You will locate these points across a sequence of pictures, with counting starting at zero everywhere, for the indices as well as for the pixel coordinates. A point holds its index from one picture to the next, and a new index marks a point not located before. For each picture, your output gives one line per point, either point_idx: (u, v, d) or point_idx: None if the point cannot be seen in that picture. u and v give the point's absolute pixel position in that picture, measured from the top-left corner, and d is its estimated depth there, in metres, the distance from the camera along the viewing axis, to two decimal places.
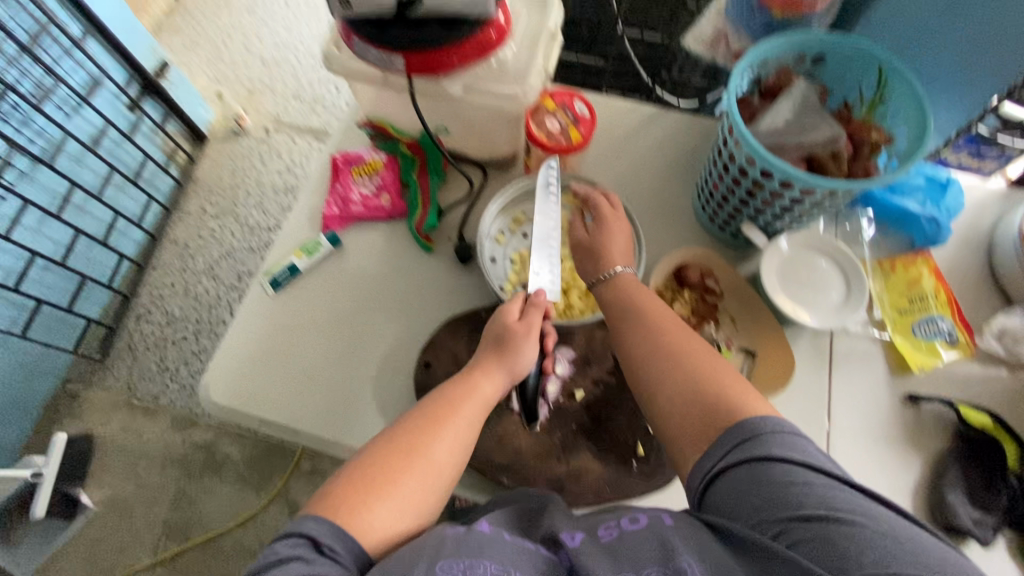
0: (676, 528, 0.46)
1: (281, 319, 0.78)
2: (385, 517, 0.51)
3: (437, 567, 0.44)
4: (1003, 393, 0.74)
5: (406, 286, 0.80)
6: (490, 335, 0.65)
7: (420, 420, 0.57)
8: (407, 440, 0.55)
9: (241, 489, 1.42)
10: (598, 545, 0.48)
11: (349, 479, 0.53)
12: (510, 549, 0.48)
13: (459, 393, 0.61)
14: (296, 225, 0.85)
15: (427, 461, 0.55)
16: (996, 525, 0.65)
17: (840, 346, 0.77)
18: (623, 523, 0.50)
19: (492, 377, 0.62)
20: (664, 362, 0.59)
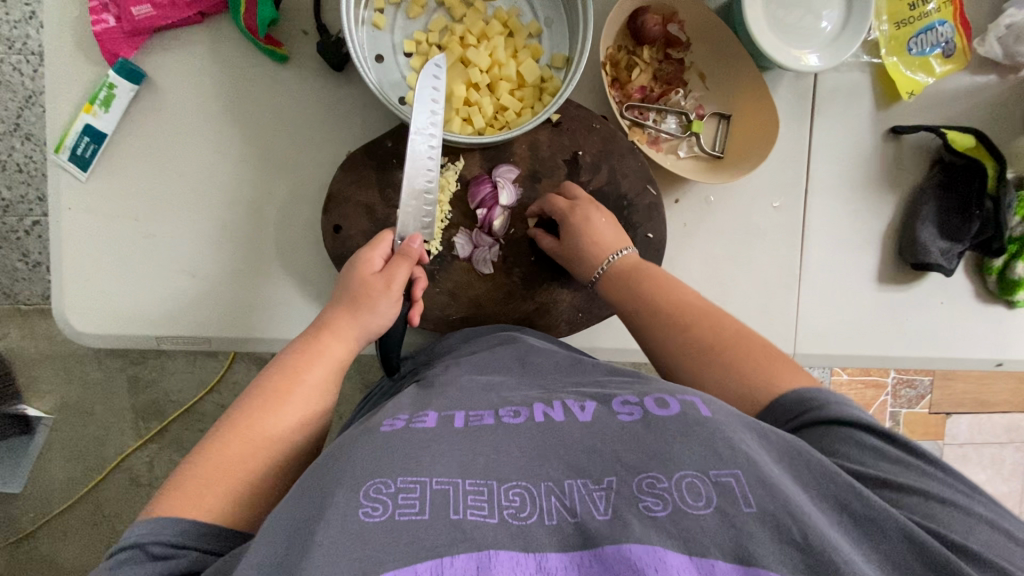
0: (714, 425, 0.35)
1: (119, 211, 0.57)
2: (234, 502, 0.39)
3: (361, 496, 0.31)
4: (990, 105, 0.66)
5: (271, 120, 0.57)
6: (342, 286, 0.51)
7: (256, 399, 0.44)
8: (243, 417, 0.43)
9: (195, 358, 1.32)
10: (619, 425, 0.36)
11: (173, 482, 0.39)
12: (466, 441, 0.35)
13: (303, 357, 0.48)
14: (62, 61, 0.55)
15: (277, 434, 0.43)
16: (962, 251, 0.64)
17: (824, 85, 0.64)
18: (647, 403, 0.38)
19: (343, 332, 0.49)
20: (696, 354, 0.47)
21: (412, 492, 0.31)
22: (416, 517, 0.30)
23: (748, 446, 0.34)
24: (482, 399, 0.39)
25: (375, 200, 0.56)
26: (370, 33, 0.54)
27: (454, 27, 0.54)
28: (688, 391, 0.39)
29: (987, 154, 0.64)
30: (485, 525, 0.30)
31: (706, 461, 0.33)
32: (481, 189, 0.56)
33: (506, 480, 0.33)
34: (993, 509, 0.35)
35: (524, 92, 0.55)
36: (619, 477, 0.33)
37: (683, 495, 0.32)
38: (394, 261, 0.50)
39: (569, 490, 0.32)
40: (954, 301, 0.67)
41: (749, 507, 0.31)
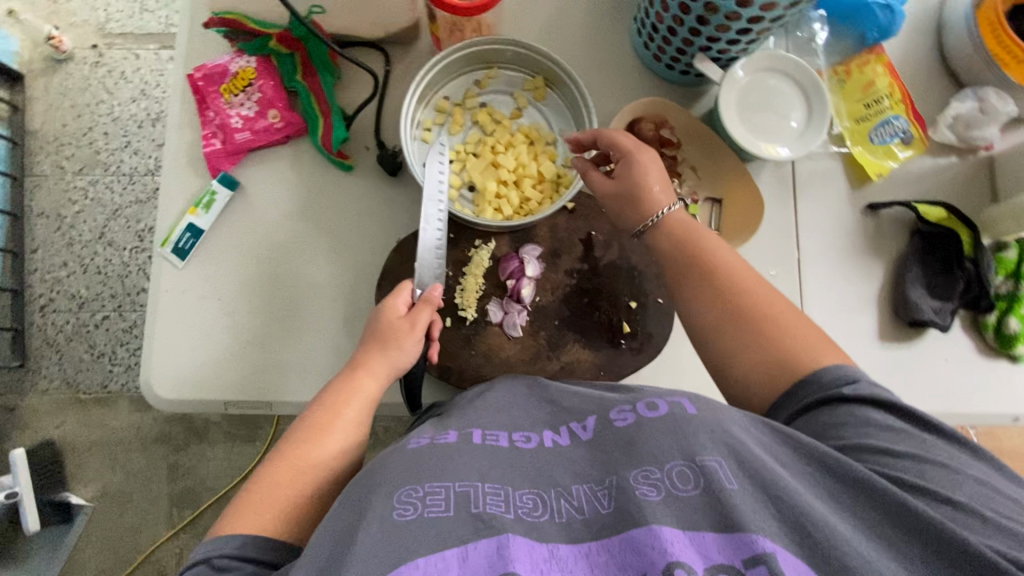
0: (700, 420, 0.42)
1: (202, 290, 0.68)
2: (287, 517, 0.47)
3: (394, 500, 0.38)
4: (955, 182, 0.75)
5: (336, 216, 0.69)
6: (368, 328, 0.59)
7: (301, 428, 0.53)
8: (290, 448, 0.51)
9: (235, 445, 1.39)
10: (615, 431, 0.44)
11: (237, 503, 0.48)
12: (485, 455, 0.43)
13: (339, 394, 0.55)
14: (175, 175, 0.70)
15: (318, 459, 0.51)
16: (954, 309, 0.70)
17: (802, 172, 0.74)
18: (640, 408, 0.45)
19: (375, 369, 0.57)
20: (744, 332, 0.53)
21: (438, 495, 0.39)
22: (443, 514, 0.38)
23: (730, 433, 0.41)
24: (496, 423, 0.47)
25: None
26: (420, 146, 0.67)
27: (486, 138, 0.68)
28: (677, 393, 0.46)
29: (961, 224, 0.71)
30: (504, 518, 0.38)
31: (691, 451, 0.41)
32: (510, 264, 0.66)
33: (519, 487, 0.41)
34: (967, 461, 0.43)
35: (544, 186, 0.66)
36: (619, 474, 0.41)
37: (674, 481, 0.39)
38: (417, 307, 0.59)
39: (576, 493, 0.41)
40: (958, 357, 0.71)
41: (732, 485, 0.38)
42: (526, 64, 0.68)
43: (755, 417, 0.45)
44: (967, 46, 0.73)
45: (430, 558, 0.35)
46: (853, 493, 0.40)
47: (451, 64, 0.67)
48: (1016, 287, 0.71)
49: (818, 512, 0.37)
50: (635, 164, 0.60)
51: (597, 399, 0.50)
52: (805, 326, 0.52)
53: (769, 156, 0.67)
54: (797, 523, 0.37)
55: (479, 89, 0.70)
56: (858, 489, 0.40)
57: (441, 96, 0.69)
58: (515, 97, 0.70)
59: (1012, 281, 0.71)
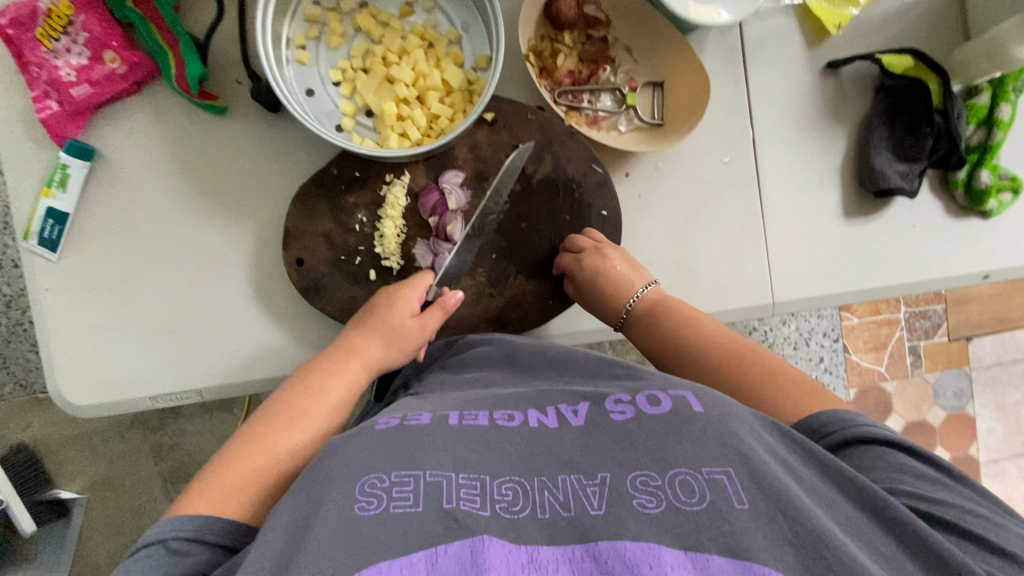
0: (708, 419, 0.39)
1: (99, 278, 0.59)
2: (258, 498, 0.44)
3: (357, 489, 0.35)
4: (922, 21, 0.66)
5: (221, 171, 0.59)
6: (369, 311, 0.55)
7: (274, 418, 0.48)
8: (265, 432, 0.47)
9: (212, 417, 1.36)
10: (612, 423, 0.40)
11: (200, 487, 0.44)
12: (463, 438, 0.39)
13: (320, 380, 0.52)
14: (14, 150, 0.58)
15: (297, 443, 0.47)
16: (921, 171, 0.64)
17: (750, 35, 0.64)
18: (640, 401, 0.42)
19: (366, 356, 0.54)
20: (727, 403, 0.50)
21: (406, 486, 0.35)
22: (410, 508, 0.34)
23: (741, 441, 0.38)
24: (476, 403, 0.44)
25: (332, 230, 0.58)
26: (297, 70, 0.56)
27: (374, 47, 0.56)
28: (681, 385, 0.43)
29: (930, 71, 0.63)
30: (477, 515, 0.34)
31: (698, 460, 0.37)
32: (430, 199, 0.58)
33: (500, 476, 0.37)
34: (972, 496, 0.40)
35: (453, 97, 0.56)
36: (613, 473, 0.37)
37: (677, 492, 0.36)
38: (428, 310, 0.56)
39: (562, 485, 0.36)
40: (927, 222, 0.66)
41: (742, 503, 0.35)
42: None
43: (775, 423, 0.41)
44: None
45: (393, 563, 0.31)
46: (866, 513, 0.37)
47: None
48: (990, 135, 0.65)
49: (839, 542, 0.34)
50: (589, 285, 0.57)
51: (594, 386, 0.46)
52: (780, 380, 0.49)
53: (706, 20, 0.57)
54: (817, 550, 0.33)
55: None
56: (869, 510, 0.37)
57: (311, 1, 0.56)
58: None
59: (985, 128, 0.65)
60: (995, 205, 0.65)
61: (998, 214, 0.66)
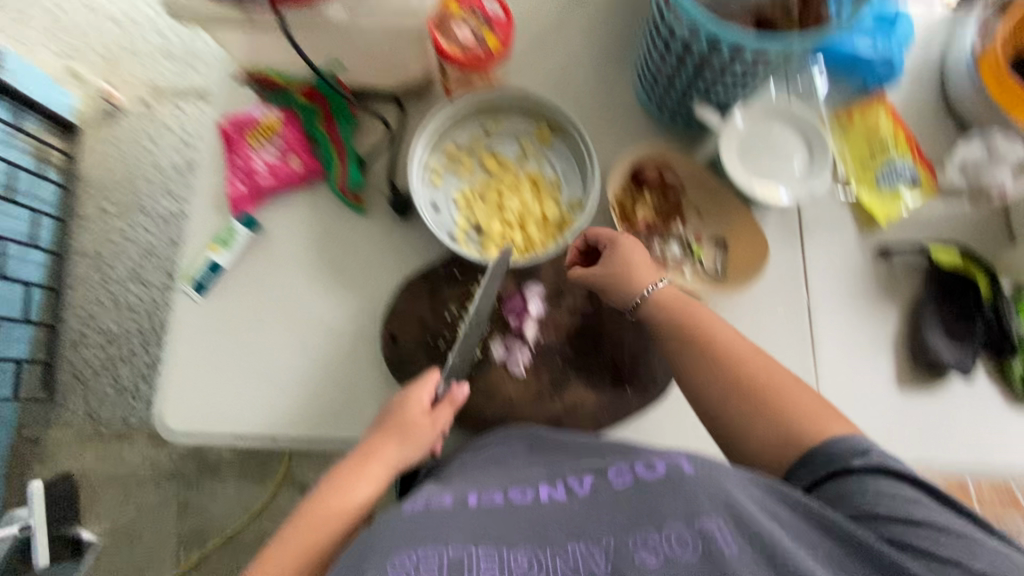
0: (697, 478, 0.45)
1: (226, 324, 0.70)
2: None
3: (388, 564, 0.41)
4: (968, 226, 0.74)
5: (348, 255, 0.72)
6: (389, 412, 0.61)
7: (305, 515, 0.56)
8: (297, 530, 0.55)
9: (244, 484, 1.39)
10: (614, 493, 0.47)
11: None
12: (480, 517, 0.47)
13: (345, 480, 0.58)
14: (201, 215, 0.74)
15: (322, 546, 0.55)
16: (974, 356, 0.67)
17: (809, 215, 0.74)
18: (638, 468, 0.48)
19: (385, 458, 0.59)
20: (753, 404, 0.55)
21: (431, 561, 0.42)
22: None
23: (729, 494, 0.44)
24: (495, 483, 0.51)
25: (426, 317, 0.67)
26: (429, 189, 0.70)
27: (493, 182, 0.71)
28: (676, 453, 0.49)
29: (978, 268, 0.69)
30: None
31: (692, 513, 0.44)
32: (513, 302, 0.67)
33: (514, 546, 0.44)
34: (950, 515, 0.46)
35: (548, 228, 0.68)
36: (615, 537, 0.44)
37: (673, 545, 0.43)
38: (439, 406, 0.61)
39: (571, 553, 0.44)
40: (984, 407, 0.68)
41: (731, 548, 0.42)
42: (538, 111, 0.71)
43: (760, 477, 0.47)
44: (972, 93, 0.73)
45: None
46: (843, 547, 0.43)
47: (459, 112, 0.70)
48: None
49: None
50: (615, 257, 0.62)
51: (599, 458, 0.53)
52: (803, 395, 0.55)
53: (768, 198, 0.68)
54: None
55: (486, 134, 0.72)
56: (847, 544, 0.43)
57: (450, 141, 0.72)
58: (522, 142, 0.72)
59: None
60: None
61: None
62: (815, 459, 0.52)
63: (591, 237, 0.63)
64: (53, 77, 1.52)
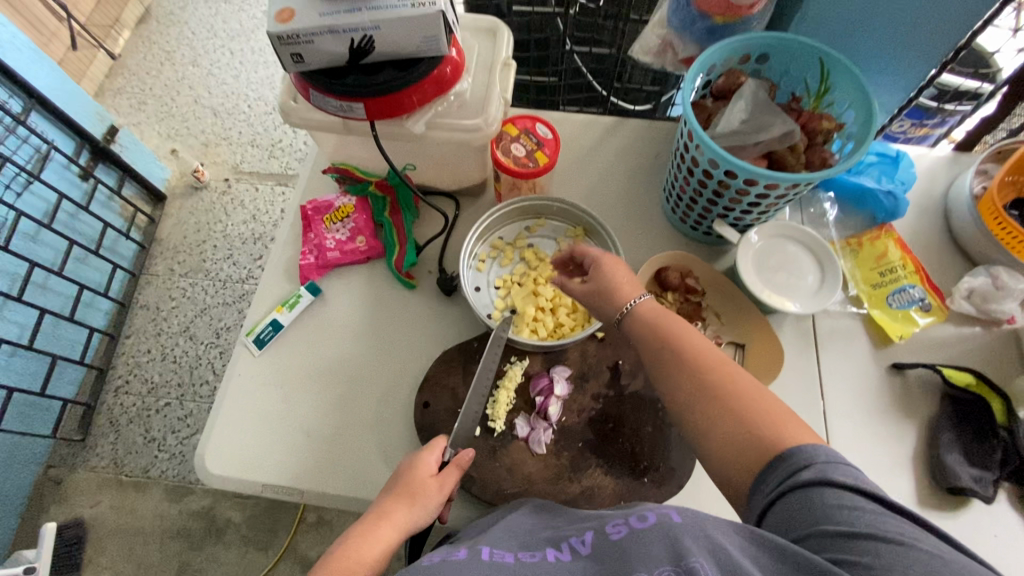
0: (685, 525, 0.46)
1: (277, 378, 0.77)
2: None
3: None
4: (981, 351, 0.77)
5: (394, 325, 0.80)
6: (399, 479, 0.62)
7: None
8: None
9: (247, 551, 1.37)
10: (609, 543, 0.49)
11: None
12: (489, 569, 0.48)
13: (358, 544, 0.57)
14: (272, 279, 0.84)
15: None
16: (996, 480, 0.67)
17: (823, 327, 0.79)
18: (632, 521, 0.50)
19: (397, 519, 0.59)
20: (719, 412, 0.54)
21: None
22: None
23: (711, 539, 0.44)
24: (509, 545, 0.53)
25: (458, 387, 0.73)
26: (474, 273, 0.80)
27: (531, 271, 0.79)
28: (666, 508, 0.50)
29: (993, 391, 0.71)
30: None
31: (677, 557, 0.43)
32: (540, 381, 0.72)
33: None
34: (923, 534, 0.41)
35: (577, 315, 0.75)
36: None
37: None
38: (446, 469, 0.63)
39: None
40: (1010, 536, 0.66)
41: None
42: (577, 215, 0.81)
43: (737, 523, 0.46)
44: (973, 229, 0.80)
45: None
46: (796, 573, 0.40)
47: (508, 212, 0.81)
48: None
49: None
50: (600, 270, 0.67)
51: (597, 520, 0.54)
52: (773, 403, 0.53)
53: (778, 305, 0.74)
54: None
55: (529, 233, 0.83)
56: (805, 572, 0.40)
57: (497, 235, 0.82)
58: (559, 241, 0.82)
59: None
60: None
61: None
62: (777, 466, 0.48)
63: (579, 251, 0.70)
64: (156, 154, 1.77)
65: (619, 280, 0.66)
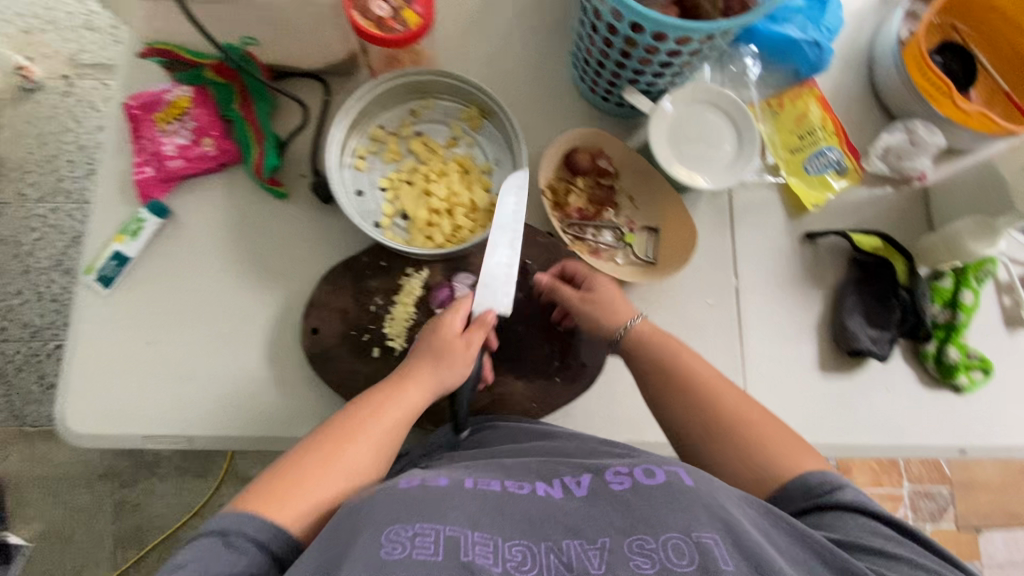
0: (696, 492, 0.44)
1: (136, 319, 0.66)
2: (309, 512, 0.47)
3: (382, 534, 0.40)
4: (891, 211, 0.76)
5: (267, 244, 0.68)
6: (426, 337, 0.58)
7: (335, 429, 0.52)
8: (324, 446, 0.50)
9: (186, 480, 1.34)
10: (610, 491, 0.45)
11: (264, 482, 0.48)
12: (475, 502, 0.44)
13: (380, 401, 0.54)
14: (105, 201, 0.68)
15: (349, 461, 0.50)
16: (892, 338, 0.70)
17: (740, 201, 0.75)
18: (636, 473, 0.47)
19: (422, 381, 0.55)
20: (724, 433, 0.55)
21: (428, 537, 0.40)
22: (430, 558, 0.39)
23: (727, 512, 0.43)
24: (488, 470, 0.49)
25: (350, 308, 0.65)
26: (353, 173, 0.67)
27: (421, 166, 0.68)
28: (675, 463, 0.48)
29: (896, 252, 0.71)
30: (490, 569, 0.39)
31: (687, 525, 0.42)
32: (440, 292, 0.65)
33: (510, 538, 0.42)
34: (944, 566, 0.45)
35: (477, 215, 0.66)
36: (612, 537, 0.42)
37: (669, 555, 0.41)
38: (471, 328, 0.58)
39: (566, 548, 0.41)
40: (898, 387, 0.70)
41: (728, 565, 0.40)
42: (466, 91, 0.67)
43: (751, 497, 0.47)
44: (896, 80, 0.74)
45: None
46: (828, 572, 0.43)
47: (385, 94, 0.67)
48: (955, 316, 0.71)
49: None
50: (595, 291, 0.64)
51: (593, 460, 0.51)
52: (778, 429, 0.54)
53: (688, 182, 0.68)
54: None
55: (415, 118, 0.70)
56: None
57: (376, 124, 0.69)
58: (451, 127, 0.70)
59: (951, 309, 0.71)
60: (965, 380, 0.70)
61: (970, 391, 0.70)
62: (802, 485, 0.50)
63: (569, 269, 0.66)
64: None
65: (613, 299, 0.63)
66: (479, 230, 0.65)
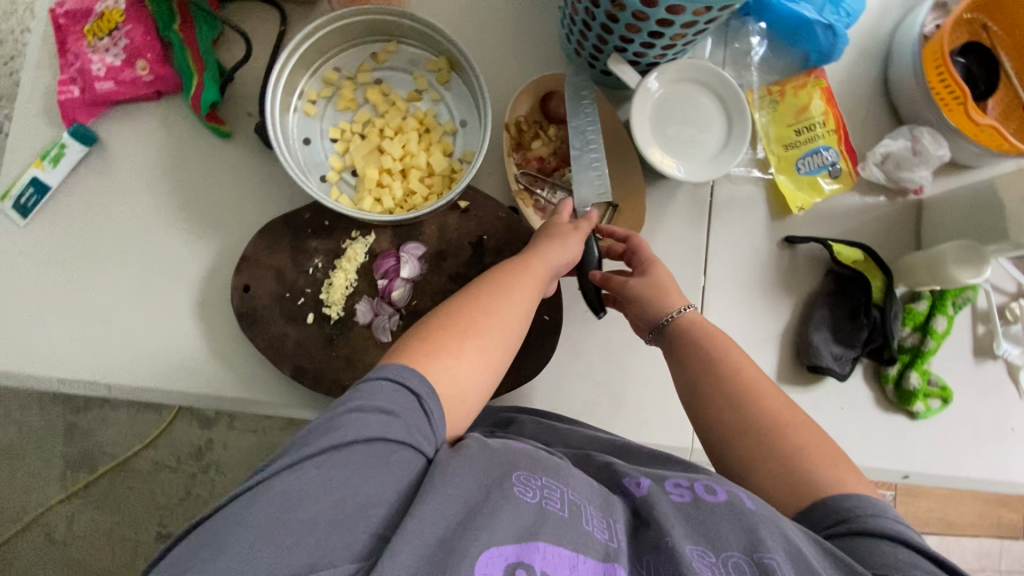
0: (760, 516, 0.40)
1: (54, 255, 0.61)
2: (472, 369, 0.46)
3: (516, 477, 0.41)
4: (880, 222, 0.71)
5: (204, 187, 0.63)
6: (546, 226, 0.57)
7: (480, 295, 0.50)
8: (474, 311, 0.49)
9: (139, 412, 1.32)
10: (672, 503, 0.42)
11: (418, 340, 0.46)
12: (588, 486, 0.44)
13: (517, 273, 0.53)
14: (25, 120, 0.62)
15: (502, 327, 0.49)
16: (855, 357, 0.67)
17: (722, 194, 0.70)
18: (697, 488, 0.43)
19: (554, 254, 0.54)
20: (777, 466, 0.47)
21: (553, 493, 0.41)
22: (560, 512, 0.40)
23: (788, 534, 0.39)
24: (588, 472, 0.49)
25: (286, 268, 0.60)
26: (301, 119, 0.61)
27: (378, 119, 0.62)
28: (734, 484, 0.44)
29: (877, 269, 0.67)
30: (610, 546, 0.39)
31: (753, 546, 0.38)
32: (385, 262, 0.61)
33: (614, 528, 0.41)
34: None
35: (433, 180, 0.61)
36: (676, 538, 0.39)
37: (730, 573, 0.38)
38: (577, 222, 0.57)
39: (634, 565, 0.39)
40: (854, 406, 0.68)
41: None
42: (433, 40, 0.60)
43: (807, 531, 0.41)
44: (909, 80, 0.68)
45: (550, 547, 0.37)
46: None
47: (342, 34, 0.60)
48: (923, 341, 0.68)
49: None
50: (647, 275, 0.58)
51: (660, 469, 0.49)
52: (825, 443, 0.48)
53: (662, 167, 0.63)
54: None
55: (375, 64, 0.63)
56: None
57: (331, 66, 0.62)
58: (415, 77, 0.63)
59: (920, 334, 0.69)
60: (922, 407, 0.67)
61: (925, 417, 0.68)
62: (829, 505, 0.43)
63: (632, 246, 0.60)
64: None
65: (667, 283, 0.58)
66: (433, 198, 0.60)
